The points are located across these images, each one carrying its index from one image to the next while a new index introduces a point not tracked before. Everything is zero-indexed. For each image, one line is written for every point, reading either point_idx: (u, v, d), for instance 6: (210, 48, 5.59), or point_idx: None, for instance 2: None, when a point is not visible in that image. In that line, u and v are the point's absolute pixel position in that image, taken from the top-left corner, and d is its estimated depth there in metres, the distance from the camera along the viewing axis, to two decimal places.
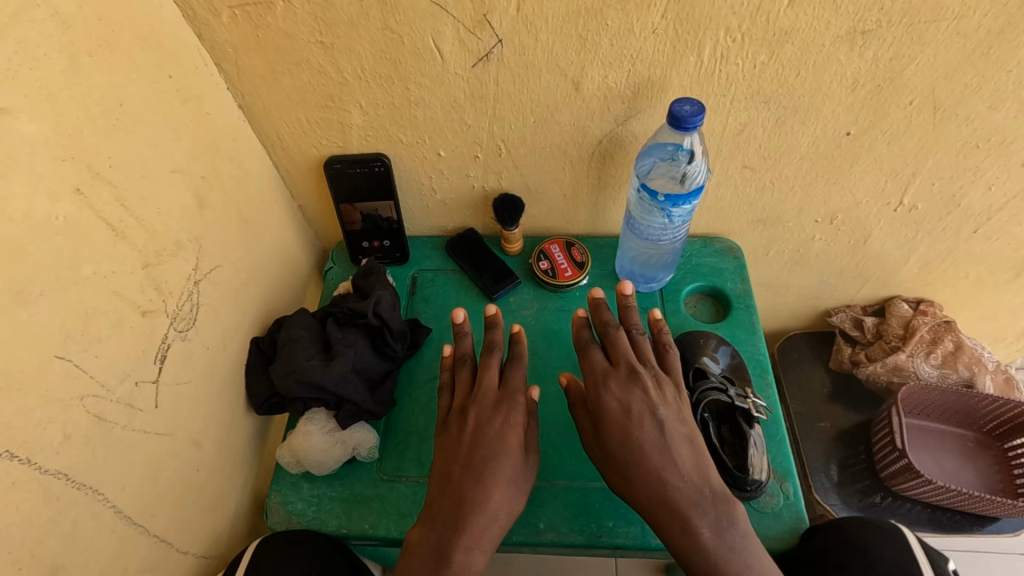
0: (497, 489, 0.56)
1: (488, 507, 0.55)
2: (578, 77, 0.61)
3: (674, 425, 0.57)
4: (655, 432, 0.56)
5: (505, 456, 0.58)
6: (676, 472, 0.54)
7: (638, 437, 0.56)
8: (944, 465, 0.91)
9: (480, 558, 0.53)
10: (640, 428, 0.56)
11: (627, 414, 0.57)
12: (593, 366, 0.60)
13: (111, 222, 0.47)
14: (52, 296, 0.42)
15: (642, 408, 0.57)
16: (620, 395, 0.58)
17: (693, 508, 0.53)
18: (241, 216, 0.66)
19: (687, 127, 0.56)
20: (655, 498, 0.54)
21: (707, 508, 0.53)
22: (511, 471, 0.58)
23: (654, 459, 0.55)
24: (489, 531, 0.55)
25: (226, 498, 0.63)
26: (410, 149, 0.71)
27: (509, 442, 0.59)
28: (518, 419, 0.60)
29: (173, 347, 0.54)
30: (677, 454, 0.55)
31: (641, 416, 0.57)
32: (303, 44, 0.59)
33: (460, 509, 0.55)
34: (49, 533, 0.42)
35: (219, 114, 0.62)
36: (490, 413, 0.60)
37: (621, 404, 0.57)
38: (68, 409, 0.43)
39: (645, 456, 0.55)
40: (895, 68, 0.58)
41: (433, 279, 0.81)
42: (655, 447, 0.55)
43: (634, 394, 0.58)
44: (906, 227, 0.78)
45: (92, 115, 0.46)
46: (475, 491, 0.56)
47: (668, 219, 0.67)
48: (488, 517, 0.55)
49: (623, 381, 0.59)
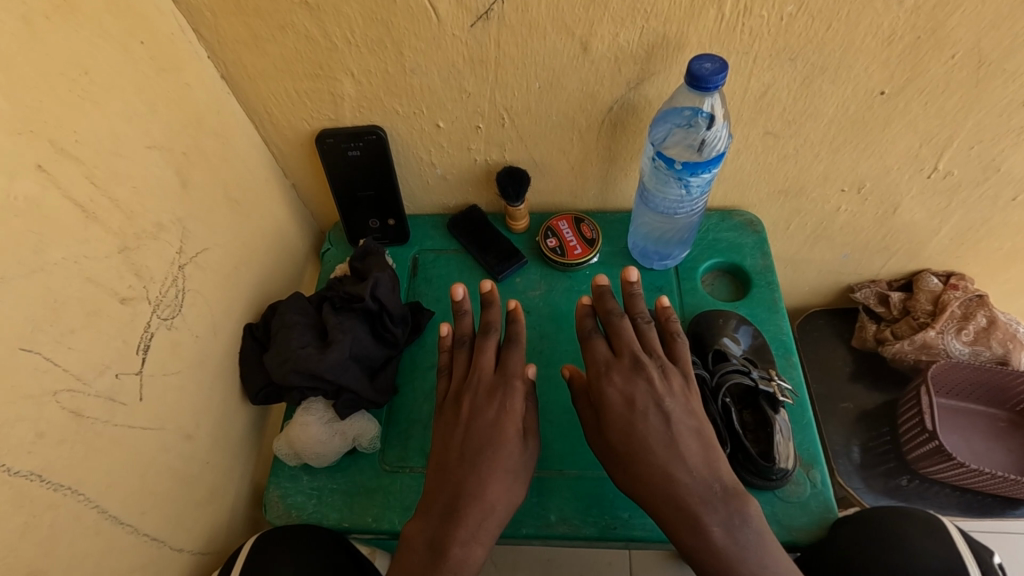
0: (496, 479, 0.53)
1: (486, 496, 0.52)
2: (587, 36, 0.56)
3: (682, 419, 0.53)
4: (660, 425, 0.52)
5: (504, 450, 0.54)
6: (683, 467, 0.50)
7: (642, 430, 0.52)
8: (974, 446, 0.87)
9: (479, 553, 0.50)
10: (645, 422, 0.52)
11: (630, 406, 0.53)
12: (595, 356, 0.57)
13: (80, 202, 0.44)
14: (16, 283, 0.39)
15: (647, 399, 0.53)
16: (623, 387, 0.54)
17: (702, 504, 0.49)
18: (229, 195, 0.62)
19: (708, 87, 0.51)
20: (661, 495, 0.50)
21: (718, 504, 0.49)
22: (512, 467, 0.54)
23: (659, 454, 0.51)
24: (487, 526, 0.51)
25: (223, 492, 0.60)
26: (408, 121, 0.66)
27: (505, 434, 0.55)
28: (517, 403, 0.56)
29: (159, 335, 0.51)
30: (684, 448, 0.51)
31: (646, 408, 0.53)
32: (286, 5, 0.54)
33: (454, 503, 0.51)
34: (25, 538, 0.39)
35: (200, 85, 0.58)
36: (484, 401, 0.57)
37: (624, 396, 0.54)
38: (41, 406, 0.40)
39: (649, 451, 0.51)
40: (938, 17, 0.53)
41: (435, 259, 0.77)
42: (660, 440, 0.52)
43: (637, 385, 0.54)
44: (939, 196, 0.73)
45: (53, 85, 0.42)
46: (471, 486, 0.52)
47: (685, 190, 0.62)
48: (485, 511, 0.51)
49: (626, 372, 0.55)
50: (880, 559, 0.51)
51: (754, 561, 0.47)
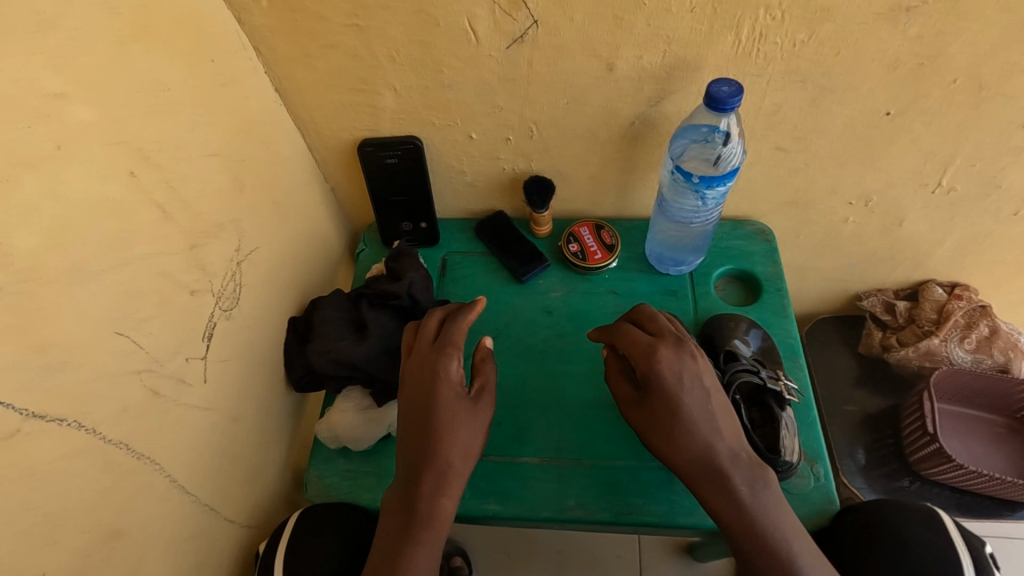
0: (461, 440, 0.55)
1: (452, 456, 0.54)
2: (612, 58, 0.61)
3: (718, 393, 0.55)
4: (703, 398, 0.54)
5: (453, 411, 0.55)
6: (719, 436, 0.53)
7: (687, 403, 0.53)
8: (973, 450, 0.91)
9: (448, 505, 0.54)
10: (690, 396, 0.54)
11: (678, 381, 0.54)
12: (637, 338, 0.56)
13: (160, 204, 0.49)
14: (110, 275, 0.43)
15: (695, 375, 0.55)
16: (673, 364, 0.54)
17: (732, 465, 0.52)
18: (276, 198, 0.68)
19: (724, 108, 0.55)
20: (699, 461, 0.53)
21: (745, 467, 0.53)
22: (471, 425, 0.56)
23: (702, 425, 0.53)
24: (451, 482, 0.54)
25: (266, 471, 0.65)
26: (442, 132, 0.71)
27: (450, 403, 0.55)
28: (454, 370, 0.56)
29: (219, 325, 0.57)
30: (721, 420, 0.54)
31: (692, 383, 0.54)
32: (338, 27, 0.59)
33: (417, 464, 0.54)
34: (112, 500, 0.44)
35: (255, 96, 0.63)
36: (420, 369, 0.56)
37: (674, 372, 0.54)
38: (127, 383, 0.45)
39: (694, 422, 0.53)
40: (939, 45, 0.57)
41: (462, 261, 0.81)
42: (702, 411, 0.53)
43: (684, 363, 0.55)
44: (942, 210, 0.76)
45: (141, 100, 0.47)
46: (432, 449, 0.54)
47: (701, 202, 0.66)
48: (446, 470, 0.54)
49: (673, 351, 0.55)
50: (878, 561, 0.54)
51: (778, 522, 0.51)
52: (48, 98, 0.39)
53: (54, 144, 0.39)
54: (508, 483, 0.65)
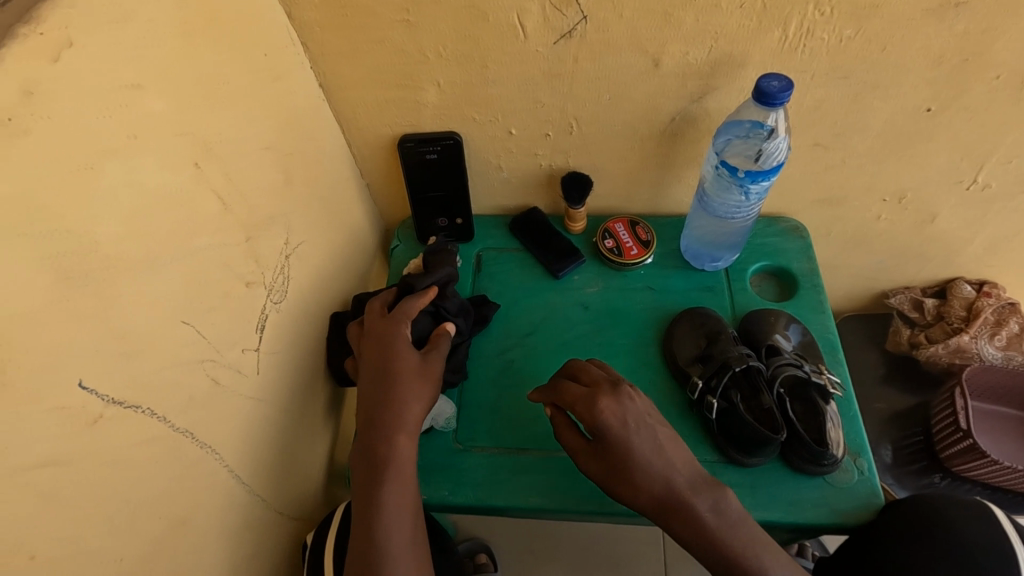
0: (413, 398, 0.58)
1: (405, 413, 0.57)
2: (658, 53, 0.61)
3: (662, 426, 0.56)
4: (651, 439, 0.55)
5: (405, 365, 0.59)
6: (675, 469, 0.54)
7: (638, 446, 0.54)
8: (1003, 446, 0.91)
9: (404, 445, 0.55)
10: (640, 438, 0.54)
11: (625, 425, 0.55)
12: (573, 392, 0.56)
13: (220, 196, 0.49)
14: (179, 265, 0.44)
15: (639, 417, 0.56)
16: (617, 410, 0.55)
17: (693, 493, 0.53)
18: (319, 193, 0.68)
19: (774, 103, 0.56)
20: (660, 498, 0.53)
21: (705, 492, 0.53)
22: (423, 383, 0.59)
23: (656, 461, 0.54)
24: (403, 439, 0.56)
25: (311, 464, 0.66)
26: (482, 127, 0.72)
27: (403, 378, 0.58)
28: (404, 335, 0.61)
29: (271, 317, 0.57)
30: (673, 453, 0.55)
31: (639, 424, 0.55)
32: (388, 22, 0.60)
33: (373, 422, 0.56)
34: (179, 488, 0.44)
35: (302, 92, 0.64)
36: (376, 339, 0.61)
37: (618, 417, 0.55)
38: (192, 372, 0.45)
39: (648, 461, 0.54)
40: (985, 41, 0.57)
41: (497, 257, 0.82)
42: (653, 451, 0.54)
43: (627, 406, 0.55)
44: (976, 207, 0.77)
45: (206, 92, 0.48)
46: (383, 415, 0.56)
47: (745, 197, 0.67)
48: (400, 428, 0.56)
49: (613, 397, 0.56)
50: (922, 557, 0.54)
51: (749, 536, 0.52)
52: (127, 88, 0.39)
53: (132, 133, 0.39)
54: (551, 476, 0.65)
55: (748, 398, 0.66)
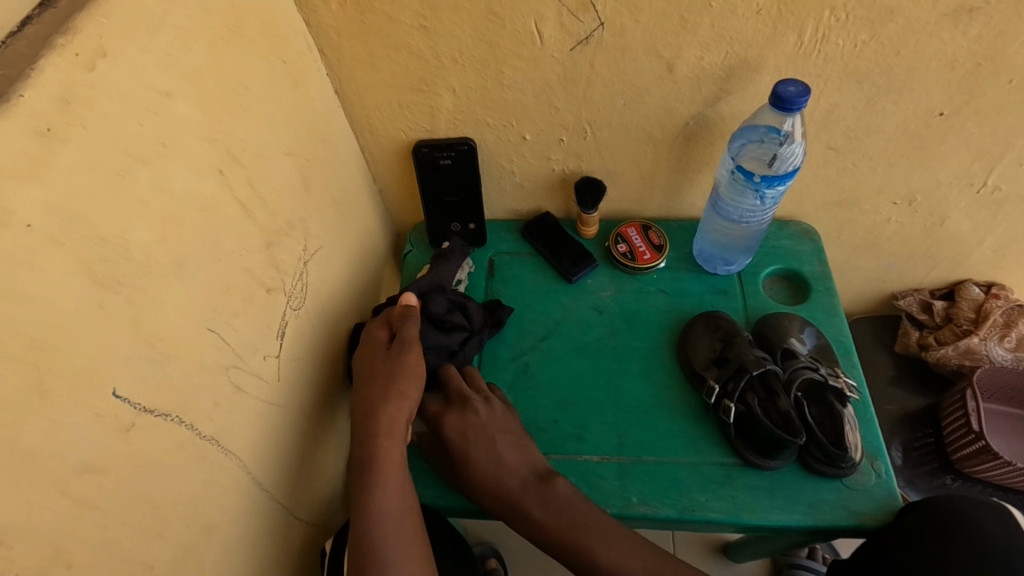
0: (389, 399, 0.57)
1: (381, 414, 0.56)
2: (674, 58, 0.61)
3: (503, 436, 0.62)
4: (489, 448, 0.60)
5: (371, 364, 0.61)
6: (508, 471, 0.60)
7: (475, 455, 0.60)
8: (1013, 447, 0.92)
9: (386, 444, 0.55)
10: (477, 447, 0.60)
11: (463, 436, 0.61)
12: (426, 408, 0.63)
13: (243, 202, 0.49)
14: (205, 272, 0.44)
15: (478, 427, 0.61)
16: (457, 423, 0.62)
17: (523, 492, 0.58)
18: (335, 198, 0.68)
19: (790, 108, 0.56)
20: (503, 501, 0.59)
21: (535, 490, 0.59)
22: (396, 380, 0.58)
23: (485, 465, 0.60)
24: (386, 440, 0.55)
25: (329, 469, 0.66)
26: (496, 133, 0.72)
27: (376, 377, 0.59)
28: (375, 335, 0.63)
29: (290, 324, 0.57)
30: (507, 457, 0.60)
31: (476, 436, 0.61)
32: (406, 28, 0.60)
33: (361, 424, 0.57)
34: (206, 494, 0.44)
35: (319, 98, 0.64)
36: (362, 349, 0.63)
37: (458, 428, 0.61)
38: (217, 379, 0.45)
39: (482, 467, 0.59)
40: (999, 46, 0.58)
41: (510, 261, 0.82)
42: (488, 457, 0.60)
43: (467, 418, 0.62)
44: (986, 210, 0.77)
45: (230, 99, 0.48)
46: (367, 417, 0.57)
47: (760, 201, 0.67)
48: (377, 431, 0.56)
49: (458, 411, 0.62)
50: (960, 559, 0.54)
51: (560, 535, 0.56)
52: (157, 95, 0.39)
53: (161, 141, 0.40)
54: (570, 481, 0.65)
55: (764, 401, 0.66)
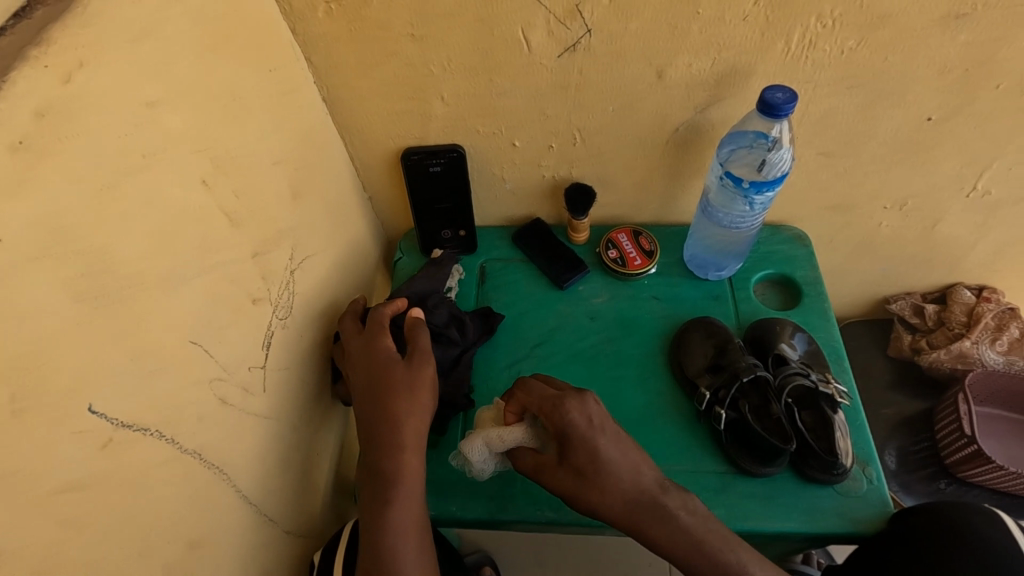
0: (409, 411, 0.56)
1: (405, 427, 0.55)
2: (664, 65, 0.61)
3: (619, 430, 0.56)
4: (617, 442, 0.53)
5: (390, 374, 0.58)
6: (647, 466, 0.54)
7: (603, 447, 0.52)
8: (1007, 450, 0.92)
9: (411, 459, 0.54)
10: (609, 439, 0.53)
11: (591, 424, 0.53)
12: (544, 392, 0.55)
13: (229, 214, 0.49)
14: (190, 284, 0.43)
15: (604, 416, 0.54)
16: (584, 408, 0.54)
17: (662, 491, 0.52)
18: (325, 207, 0.68)
19: (778, 114, 0.56)
20: (631, 502, 0.52)
21: (675, 491, 0.53)
22: (417, 392, 0.57)
23: (613, 457, 0.52)
24: (408, 453, 0.55)
25: (319, 481, 0.65)
26: (487, 140, 0.72)
27: (394, 387, 0.57)
28: (386, 344, 0.61)
29: (276, 334, 0.56)
30: (636, 453, 0.54)
31: (603, 424, 0.53)
32: (395, 36, 0.60)
33: (377, 436, 0.55)
34: (190, 510, 0.43)
35: (308, 106, 0.63)
36: (363, 355, 0.61)
37: (586, 415, 0.53)
38: (201, 392, 0.45)
39: (609, 463, 0.52)
40: (988, 52, 0.58)
41: (503, 268, 0.81)
42: (616, 448, 0.53)
43: (591, 404, 0.54)
44: (979, 213, 0.77)
45: (216, 109, 0.47)
46: (385, 431, 0.55)
47: (749, 207, 0.67)
48: (401, 446, 0.55)
49: (579, 396, 0.55)
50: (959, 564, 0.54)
51: (690, 542, 0.51)
52: (140, 107, 0.39)
53: (143, 153, 0.39)
54: None
55: (757, 408, 0.66)
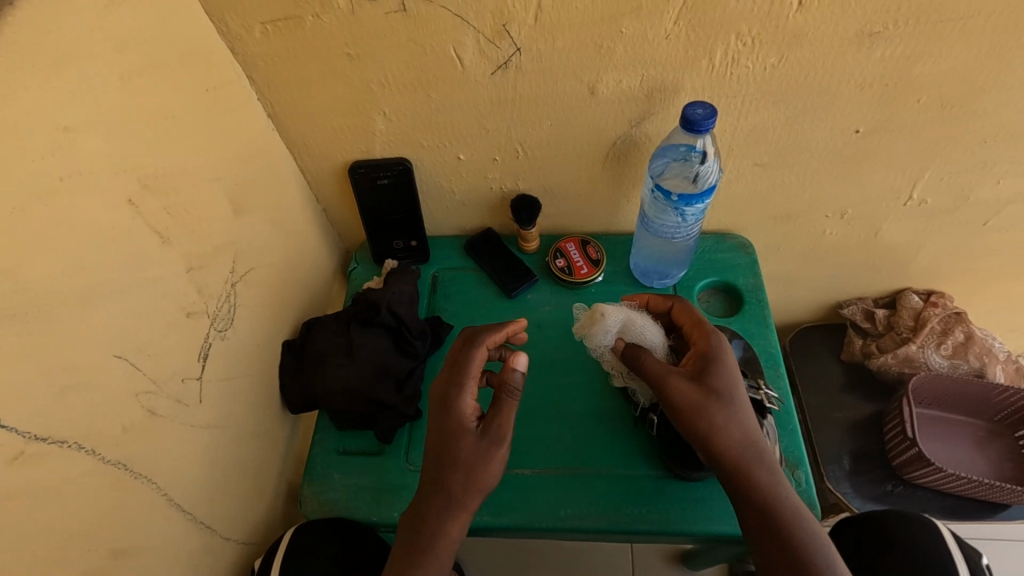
0: (477, 477, 0.56)
1: (470, 495, 0.56)
2: (594, 82, 0.63)
3: None
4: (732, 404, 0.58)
5: (461, 441, 0.57)
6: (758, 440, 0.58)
7: (739, 391, 0.58)
8: (954, 453, 0.94)
9: (456, 529, 0.56)
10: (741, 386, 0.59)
11: (718, 359, 0.60)
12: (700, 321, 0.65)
13: (158, 231, 0.50)
14: (113, 300, 0.45)
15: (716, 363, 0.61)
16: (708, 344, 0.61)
17: (774, 484, 0.55)
18: (271, 220, 0.69)
19: (699, 130, 0.58)
20: (744, 458, 0.56)
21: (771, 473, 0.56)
22: (493, 461, 0.57)
23: (737, 400, 0.58)
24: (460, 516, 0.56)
25: (264, 489, 0.66)
26: (432, 153, 0.73)
27: (465, 448, 0.57)
28: (466, 404, 0.58)
29: (214, 346, 0.58)
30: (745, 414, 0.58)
31: (729, 376, 0.59)
32: (332, 55, 0.61)
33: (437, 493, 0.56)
34: (113, 519, 0.45)
35: (250, 122, 0.65)
36: (458, 409, 0.58)
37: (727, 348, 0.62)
38: (126, 404, 0.46)
39: (750, 440, 0.57)
40: (904, 68, 0.60)
41: (454, 277, 0.83)
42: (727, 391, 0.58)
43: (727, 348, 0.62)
44: (916, 221, 0.80)
45: (144, 130, 0.49)
46: (445, 495, 0.56)
47: (682, 219, 0.69)
48: (464, 510, 0.56)
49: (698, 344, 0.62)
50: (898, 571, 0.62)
51: (794, 504, 0.55)
52: (56, 132, 0.40)
53: (59, 175, 0.41)
54: (504, 494, 0.66)
55: None
